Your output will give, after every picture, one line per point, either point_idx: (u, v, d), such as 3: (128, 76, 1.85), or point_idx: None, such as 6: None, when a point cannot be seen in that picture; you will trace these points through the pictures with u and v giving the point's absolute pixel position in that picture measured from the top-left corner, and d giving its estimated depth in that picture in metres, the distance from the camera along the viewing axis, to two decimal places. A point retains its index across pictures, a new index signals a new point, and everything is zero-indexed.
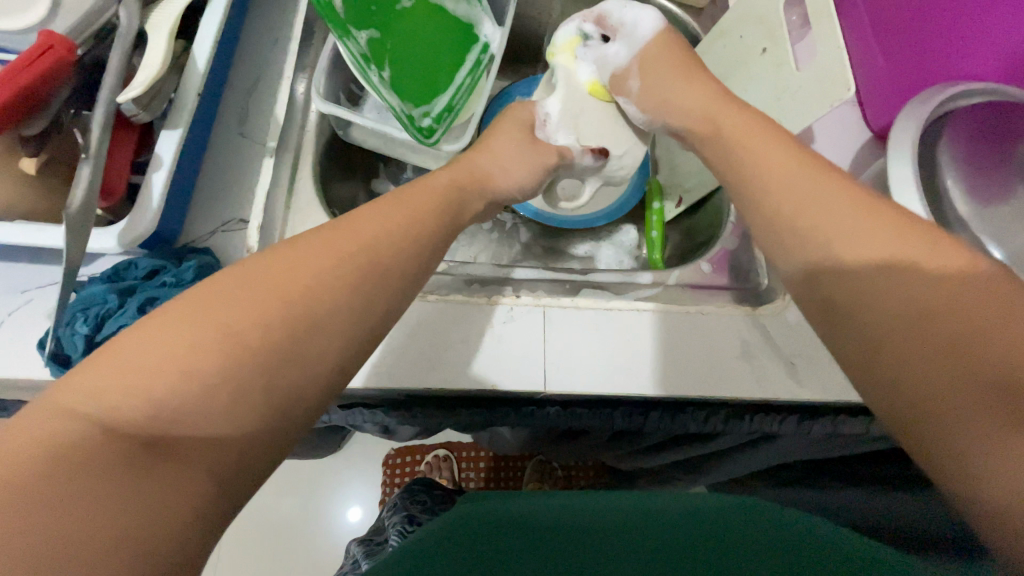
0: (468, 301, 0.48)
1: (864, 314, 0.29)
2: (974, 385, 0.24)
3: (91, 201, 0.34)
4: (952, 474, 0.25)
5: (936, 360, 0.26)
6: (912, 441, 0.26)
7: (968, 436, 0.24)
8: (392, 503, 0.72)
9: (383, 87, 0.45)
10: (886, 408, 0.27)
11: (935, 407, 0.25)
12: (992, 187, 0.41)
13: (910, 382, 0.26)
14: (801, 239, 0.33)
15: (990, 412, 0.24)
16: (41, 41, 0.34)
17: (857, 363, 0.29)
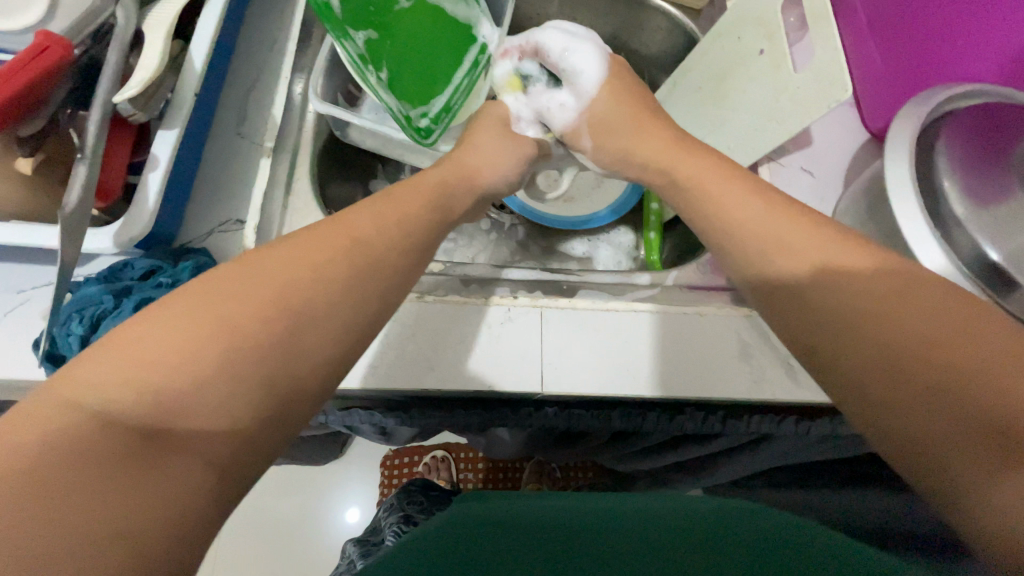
0: (465, 302, 0.48)
1: (847, 348, 0.29)
2: (961, 415, 0.25)
3: (87, 200, 0.34)
4: (954, 510, 0.25)
5: (924, 387, 0.26)
6: (911, 471, 0.26)
7: (961, 462, 0.25)
8: (390, 504, 0.72)
9: (382, 88, 0.45)
10: (884, 448, 0.28)
11: (931, 447, 0.26)
12: (991, 189, 0.41)
13: (898, 413, 0.27)
14: (790, 273, 0.33)
15: (985, 448, 0.24)
16: (37, 42, 0.34)
17: (844, 395, 0.29)
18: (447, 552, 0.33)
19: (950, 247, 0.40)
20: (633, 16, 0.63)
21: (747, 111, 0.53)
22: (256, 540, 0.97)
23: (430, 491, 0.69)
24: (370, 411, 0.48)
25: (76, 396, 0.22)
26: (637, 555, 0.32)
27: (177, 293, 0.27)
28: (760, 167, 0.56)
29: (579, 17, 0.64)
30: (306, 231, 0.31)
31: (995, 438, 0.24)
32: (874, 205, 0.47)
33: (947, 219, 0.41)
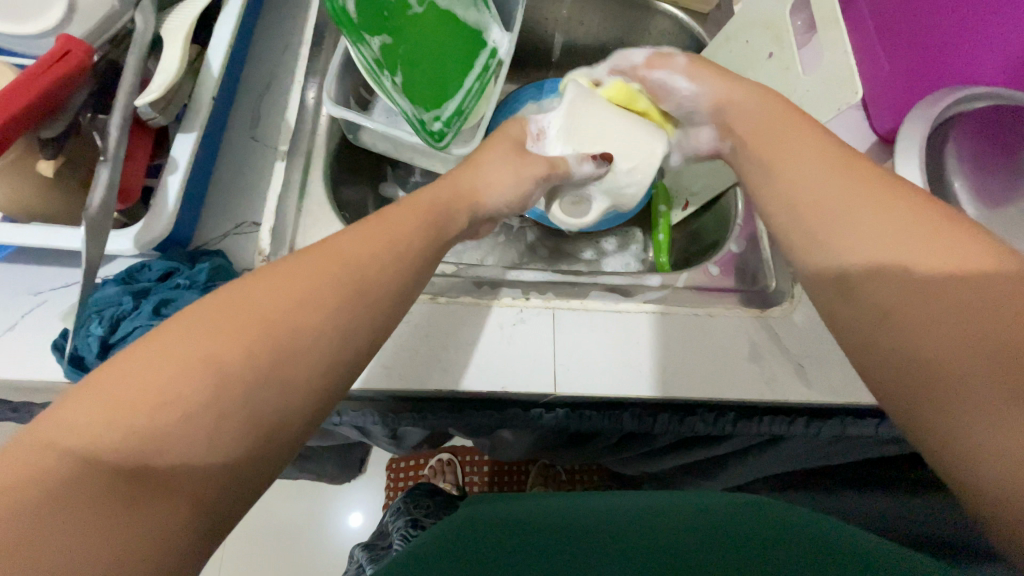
0: (477, 303, 0.48)
1: (872, 296, 0.29)
2: (988, 353, 0.24)
3: (110, 201, 0.35)
4: (940, 437, 0.25)
5: (953, 327, 0.25)
6: (921, 418, 0.26)
7: (976, 402, 0.23)
8: (396, 508, 0.72)
9: (396, 92, 0.45)
10: (888, 372, 0.28)
11: (936, 373, 0.25)
12: (999, 189, 0.42)
13: (917, 355, 0.26)
14: (824, 214, 0.33)
15: (990, 382, 0.23)
16: (59, 47, 0.35)
17: (866, 345, 0.29)
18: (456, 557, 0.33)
19: None
20: (640, 20, 0.63)
21: None
22: (261, 544, 0.97)
23: (436, 495, 0.69)
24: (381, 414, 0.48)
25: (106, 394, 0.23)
26: (649, 550, 0.32)
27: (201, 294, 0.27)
28: None
29: (588, 22, 0.65)
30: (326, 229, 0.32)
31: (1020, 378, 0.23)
32: None
33: None
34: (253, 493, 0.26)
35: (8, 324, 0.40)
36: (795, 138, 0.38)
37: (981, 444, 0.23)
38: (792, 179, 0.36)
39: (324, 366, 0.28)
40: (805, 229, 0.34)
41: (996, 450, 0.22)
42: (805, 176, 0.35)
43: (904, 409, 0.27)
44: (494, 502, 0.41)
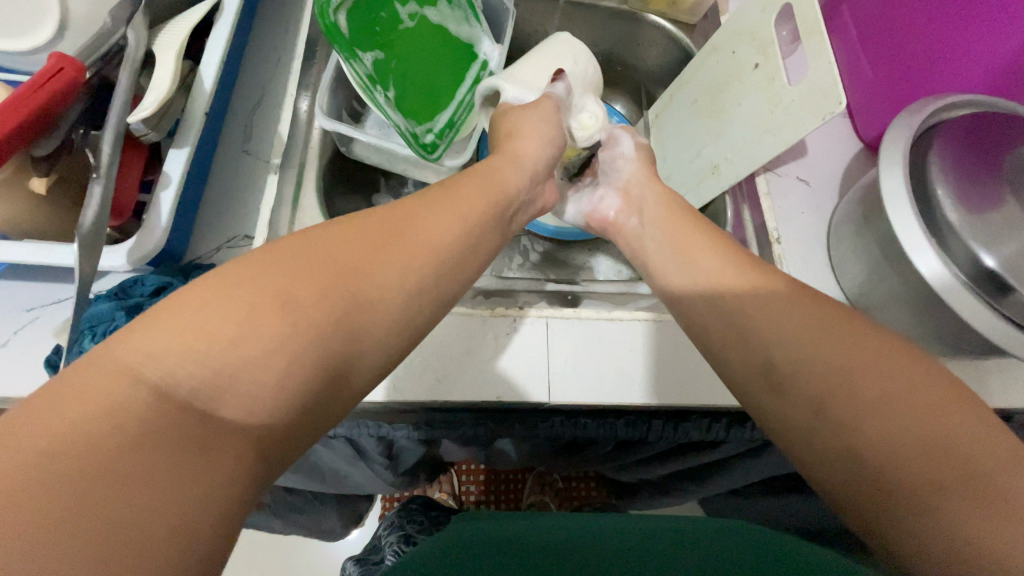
0: (473, 313, 0.49)
1: (797, 392, 0.32)
2: (915, 449, 0.27)
3: (102, 219, 0.35)
4: (887, 528, 0.28)
5: (887, 422, 0.28)
6: (859, 507, 0.29)
7: (913, 497, 0.27)
8: (389, 522, 0.72)
9: (389, 107, 0.46)
10: (827, 464, 0.30)
11: (878, 470, 0.28)
12: (982, 196, 0.42)
13: (851, 451, 0.29)
14: (747, 296, 0.37)
15: (927, 478, 0.27)
16: (51, 64, 0.35)
17: (794, 439, 0.32)
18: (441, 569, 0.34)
19: (944, 254, 0.41)
20: (628, 31, 0.64)
21: (742, 126, 0.53)
22: (256, 558, 0.96)
23: (431, 509, 0.68)
24: (378, 423, 0.46)
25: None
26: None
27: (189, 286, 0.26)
28: (759, 178, 0.57)
29: (577, 33, 0.66)
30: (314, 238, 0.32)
31: (946, 472, 0.26)
32: (870, 213, 0.48)
33: (941, 225, 0.42)
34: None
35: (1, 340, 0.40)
36: (698, 233, 0.43)
37: (922, 536, 0.26)
38: (698, 266, 0.41)
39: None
40: (729, 293, 0.38)
41: (936, 541, 0.26)
42: (716, 263, 0.40)
43: (847, 498, 0.29)
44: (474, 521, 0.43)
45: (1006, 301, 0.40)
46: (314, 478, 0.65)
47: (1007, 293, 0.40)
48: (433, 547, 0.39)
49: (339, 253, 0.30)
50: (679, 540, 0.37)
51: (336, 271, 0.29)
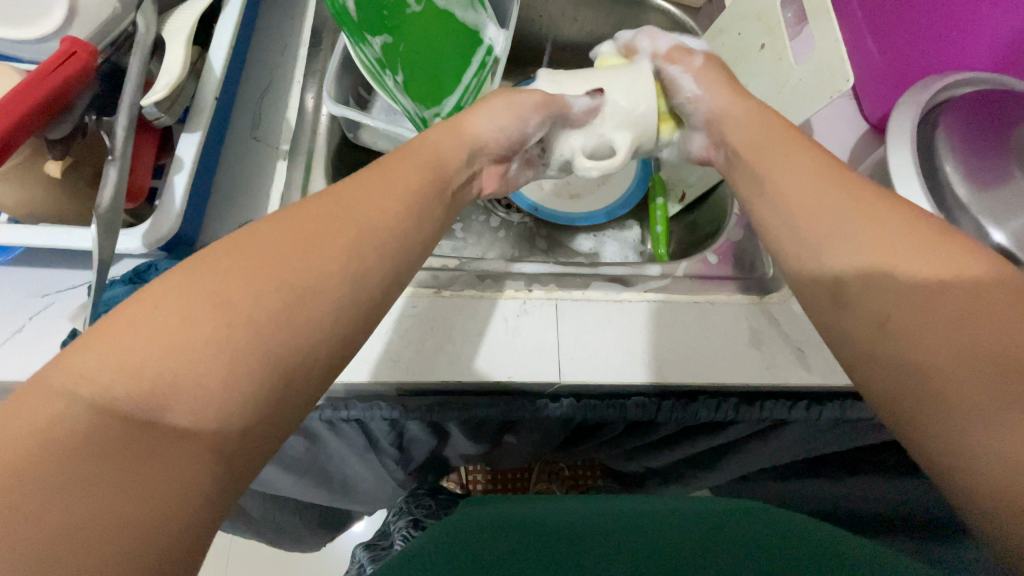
0: (481, 296, 0.49)
1: (868, 304, 0.30)
2: (982, 367, 0.25)
3: (118, 200, 0.35)
4: (945, 443, 0.26)
5: (955, 334, 0.26)
6: (915, 427, 0.27)
7: (969, 414, 0.25)
8: (397, 507, 0.73)
9: (398, 91, 0.47)
10: (885, 377, 0.28)
11: (941, 381, 0.26)
12: (991, 170, 0.42)
13: (910, 365, 0.27)
14: (793, 246, 0.35)
15: (997, 387, 0.25)
16: (64, 48, 0.35)
17: (856, 355, 0.30)
18: (457, 555, 0.34)
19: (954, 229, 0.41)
20: (632, 15, 0.64)
21: None
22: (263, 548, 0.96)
23: (438, 494, 0.69)
24: (390, 405, 0.47)
25: (94, 384, 0.22)
26: (652, 555, 0.33)
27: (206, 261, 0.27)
28: None
29: (581, 18, 0.66)
30: (309, 203, 0.31)
31: (1012, 392, 0.24)
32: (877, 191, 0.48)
33: (950, 202, 0.42)
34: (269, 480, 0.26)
35: (15, 326, 0.40)
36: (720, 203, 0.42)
37: (971, 456, 0.24)
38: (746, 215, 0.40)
39: (334, 351, 0.29)
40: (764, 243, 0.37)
41: (982, 458, 0.24)
42: (790, 177, 0.37)
43: (903, 415, 0.28)
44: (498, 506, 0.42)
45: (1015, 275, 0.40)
46: (319, 475, 0.64)
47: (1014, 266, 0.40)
48: (452, 525, 0.40)
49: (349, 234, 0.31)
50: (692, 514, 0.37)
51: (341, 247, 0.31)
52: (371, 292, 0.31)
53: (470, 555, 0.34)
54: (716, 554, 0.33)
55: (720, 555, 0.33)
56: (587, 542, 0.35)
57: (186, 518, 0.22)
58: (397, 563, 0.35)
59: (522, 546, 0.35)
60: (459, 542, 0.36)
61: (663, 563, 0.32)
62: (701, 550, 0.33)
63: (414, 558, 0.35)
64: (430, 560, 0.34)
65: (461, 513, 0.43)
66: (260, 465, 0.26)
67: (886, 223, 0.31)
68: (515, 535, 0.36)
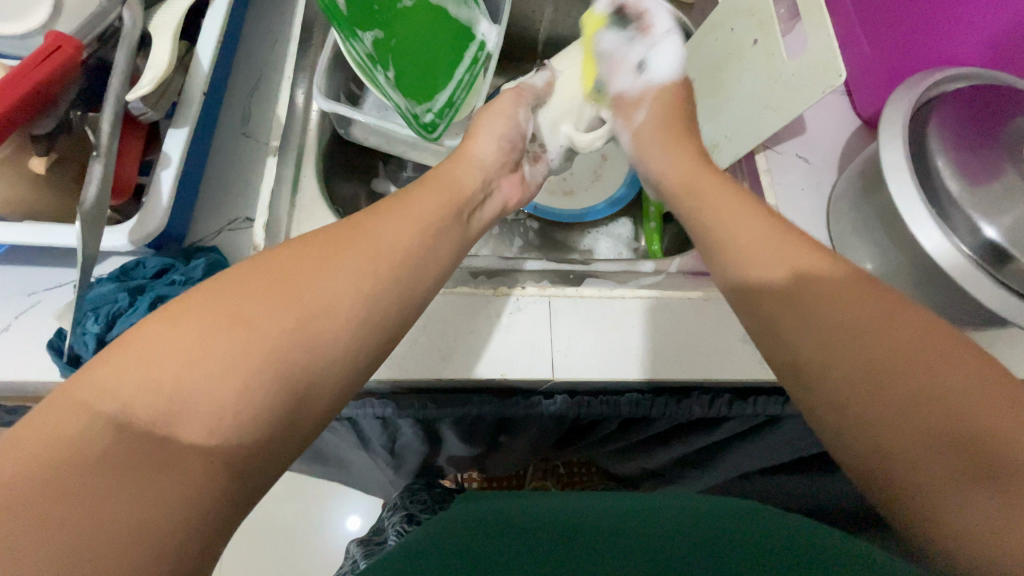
0: (476, 293, 0.49)
1: (826, 385, 0.30)
2: (942, 449, 0.26)
3: (104, 196, 0.35)
4: (918, 517, 0.26)
5: (914, 409, 0.27)
6: (887, 498, 0.28)
7: (936, 498, 0.26)
8: (391, 504, 0.73)
9: (389, 87, 0.46)
10: (854, 449, 0.29)
11: (909, 456, 0.27)
12: (983, 166, 0.42)
13: (874, 448, 0.28)
14: (771, 271, 0.34)
15: (962, 465, 0.25)
16: (49, 43, 0.35)
17: (821, 427, 0.31)
18: (449, 551, 0.34)
19: (947, 225, 0.41)
20: None
21: (740, 102, 0.54)
22: (257, 546, 0.95)
23: (433, 489, 0.69)
24: (383, 403, 0.47)
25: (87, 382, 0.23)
26: (646, 555, 0.33)
27: (234, 277, 0.29)
28: (758, 156, 0.56)
29: (574, 14, 0.65)
30: (317, 234, 0.33)
31: (975, 473, 0.25)
32: (869, 188, 0.48)
33: (943, 198, 0.42)
34: (257, 479, 0.26)
35: (2, 325, 0.40)
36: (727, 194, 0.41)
37: (944, 531, 0.25)
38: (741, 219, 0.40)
39: (326, 349, 0.28)
40: (738, 259, 0.36)
41: (960, 541, 0.25)
42: (751, 230, 0.37)
43: (875, 484, 0.28)
44: (486, 499, 0.43)
45: (1006, 271, 0.40)
46: (314, 456, 0.64)
47: (1007, 262, 0.40)
48: (447, 521, 0.40)
49: (356, 246, 0.32)
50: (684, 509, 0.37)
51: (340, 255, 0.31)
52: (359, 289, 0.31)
53: (464, 555, 0.33)
54: (708, 553, 0.33)
55: (713, 556, 0.32)
56: (584, 546, 0.34)
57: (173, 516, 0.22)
58: (390, 557, 0.35)
59: (516, 548, 0.34)
60: (452, 542, 0.35)
61: (658, 558, 0.32)
62: (693, 548, 0.33)
63: (407, 557, 0.34)
64: (422, 554, 0.34)
65: (455, 507, 0.43)
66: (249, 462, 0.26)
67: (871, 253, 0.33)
68: (511, 535, 0.35)
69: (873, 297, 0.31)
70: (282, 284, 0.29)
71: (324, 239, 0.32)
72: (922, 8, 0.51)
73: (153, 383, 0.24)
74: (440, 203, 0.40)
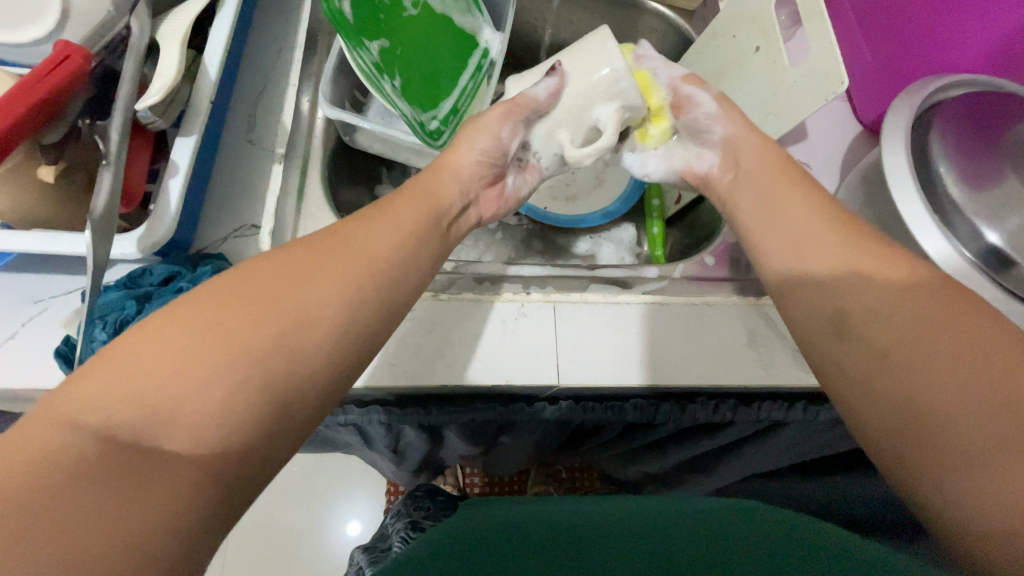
0: (479, 298, 0.49)
1: (863, 346, 0.32)
2: (971, 401, 0.27)
3: (113, 205, 0.35)
4: (935, 476, 0.27)
5: (946, 371, 0.28)
6: (907, 459, 0.29)
7: (957, 444, 0.27)
8: (394, 511, 0.73)
9: (396, 96, 0.46)
10: (882, 408, 0.30)
11: (936, 415, 0.28)
12: (980, 172, 0.43)
13: (900, 403, 0.29)
14: (783, 261, 0.39)
15: (991, 425, 0.26)
16: (58, 52, 0.35)
17: (847, 391, 0.33)
18: (455, 557, 0.34)
19: (949, 231, 0.42)
20: (628, 18, 0.64)
21: (744, 107, 0.54)
22: (258, 551, 0.94)
23: (437, 496, 0.69)
24: (387, 410, 0.47)
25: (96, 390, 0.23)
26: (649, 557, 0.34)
27: (238, 289, 0.29)
28: None
29: (576, 20, 0.65)
30: (312, 236, 0.34)
31: (998, 429, 0.26)
32: (872, 193, 0.49)
33: (945, 204, 0.42)
34: (250, 479, 0.27)
35: (8, 332, 0.40)
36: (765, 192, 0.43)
37: (962, 488, 0.26)
38: (758, 227, 0.42)
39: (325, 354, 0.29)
40: (782, 244, 0.39)
41: (976, 486, 0.26)
42: (794, 217, 0.39)
43: (896, 446, 0.29)
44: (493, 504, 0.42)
45: (1008, 275, 0.41)
46: (323, 445, 0.65)
47: (1009, 267, 0.41)
48: (453, 521, 0.40)
49: (353, 257, 0.33)
50: (690, 509, 0.38)
51: (339, 270, 0.32)
52: (355, 297, 0.32)
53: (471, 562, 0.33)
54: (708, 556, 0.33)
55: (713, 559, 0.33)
56: (599, 549, 0.35)
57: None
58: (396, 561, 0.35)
59: (522, 551, 0.34)
60: (457, 545, 0.35)
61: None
62: (694, 552, 0.33)
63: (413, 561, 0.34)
64: (431, 558, 0.34)
65: (458, 511, 0.43)
66: (247, 464, 0.26)
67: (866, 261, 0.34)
68: (519, 538, 0.35)
69: None
70: (286, 301, 0.29)
71: (327, 248, 0.33)
72: (923, 15, 0.51)
73: (168, 387, 0.25)
74: (424, 215, 0.40)
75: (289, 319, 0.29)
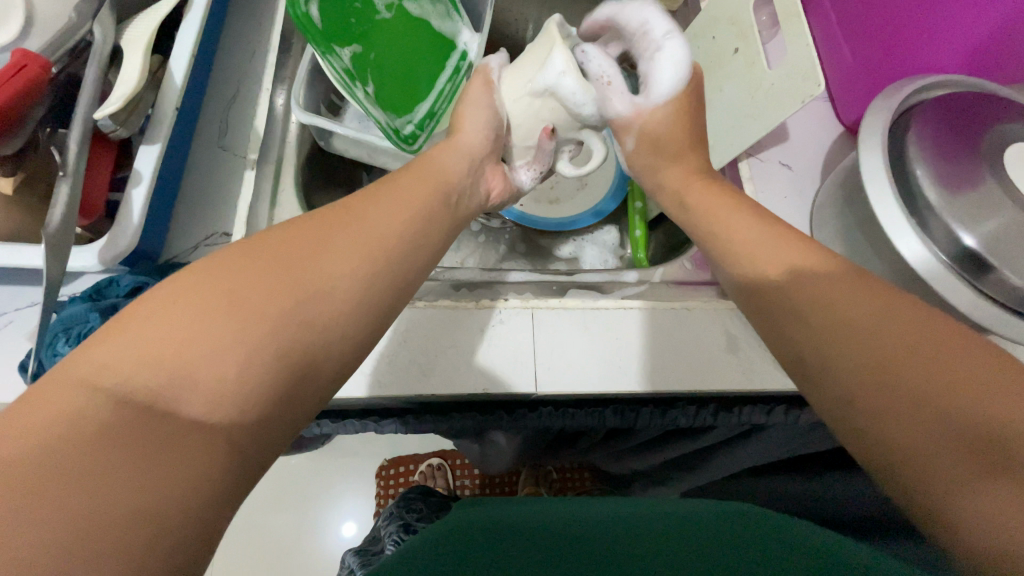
0: (457, 307, 0.48)
1: (837, 384, 0.30)
2: (954, 442, 0.25)
3: (71, 218, 0.34)
4: (938, 520, 0.26)
5: (922, 405, 0.27)
6: (903, 497, 0.27)
7: (947, 493, 0.25)
8: (385, 515, 0.72)
9: (369, 102, 0.46)
10: (869, 449, 0.29)
11: (919, 454, 0.26)
12: (960, 173, 0.42)
13: (883, 443, 0.28)
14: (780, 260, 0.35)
15: (972, 460, 0.25)
16: (15, 60, 0.34)
17: (837, 433, 0.31)
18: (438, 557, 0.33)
19: (925, 235, 0.41)
20: None
21: (725, 110, 0.54)
22: (252, 555, 0.94)
23: (428, 498, 0.69)
24: (362, 420, 0.48)
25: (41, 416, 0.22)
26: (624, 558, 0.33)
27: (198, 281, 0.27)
28: (740, 163, 0.57)
29: None
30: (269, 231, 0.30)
31: (981, 463, 0.25)
32: (852, 196, 0.48)
33: (922, 207, 0.42)
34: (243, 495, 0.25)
35: None
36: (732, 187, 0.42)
37: (961, 530, 0.25)
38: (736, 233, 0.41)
39: (310, 352, 0.28)
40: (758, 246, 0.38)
41: (959, 532, 0.25)
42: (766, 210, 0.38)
43: (891, 483, 0.28)
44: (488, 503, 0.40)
45: (984, 279, 0.40)
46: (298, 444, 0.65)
47: (985, 271, 0.40)
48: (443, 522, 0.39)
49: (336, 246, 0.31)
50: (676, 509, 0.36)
51: None
52: (347, 294, 0.30)
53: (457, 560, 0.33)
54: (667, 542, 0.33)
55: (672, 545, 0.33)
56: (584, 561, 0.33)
57: (165, 522, 0.21)
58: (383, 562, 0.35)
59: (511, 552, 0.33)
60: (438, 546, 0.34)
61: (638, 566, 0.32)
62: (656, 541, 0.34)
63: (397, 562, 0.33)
64: (417, 560, 0.33)
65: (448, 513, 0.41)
66: None
67: (838, 269, 0.34)
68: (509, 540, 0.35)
69: (854, 300, 0.31)
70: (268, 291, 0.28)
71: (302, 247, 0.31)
72: (901, 16, 0.51)
73: None
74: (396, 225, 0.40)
75: (280, 288, 0.27)
